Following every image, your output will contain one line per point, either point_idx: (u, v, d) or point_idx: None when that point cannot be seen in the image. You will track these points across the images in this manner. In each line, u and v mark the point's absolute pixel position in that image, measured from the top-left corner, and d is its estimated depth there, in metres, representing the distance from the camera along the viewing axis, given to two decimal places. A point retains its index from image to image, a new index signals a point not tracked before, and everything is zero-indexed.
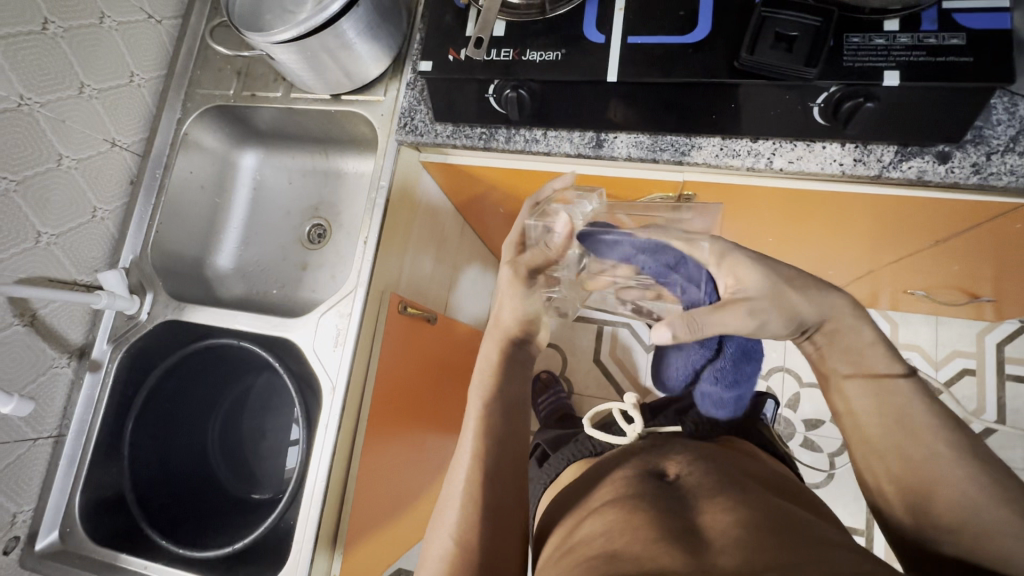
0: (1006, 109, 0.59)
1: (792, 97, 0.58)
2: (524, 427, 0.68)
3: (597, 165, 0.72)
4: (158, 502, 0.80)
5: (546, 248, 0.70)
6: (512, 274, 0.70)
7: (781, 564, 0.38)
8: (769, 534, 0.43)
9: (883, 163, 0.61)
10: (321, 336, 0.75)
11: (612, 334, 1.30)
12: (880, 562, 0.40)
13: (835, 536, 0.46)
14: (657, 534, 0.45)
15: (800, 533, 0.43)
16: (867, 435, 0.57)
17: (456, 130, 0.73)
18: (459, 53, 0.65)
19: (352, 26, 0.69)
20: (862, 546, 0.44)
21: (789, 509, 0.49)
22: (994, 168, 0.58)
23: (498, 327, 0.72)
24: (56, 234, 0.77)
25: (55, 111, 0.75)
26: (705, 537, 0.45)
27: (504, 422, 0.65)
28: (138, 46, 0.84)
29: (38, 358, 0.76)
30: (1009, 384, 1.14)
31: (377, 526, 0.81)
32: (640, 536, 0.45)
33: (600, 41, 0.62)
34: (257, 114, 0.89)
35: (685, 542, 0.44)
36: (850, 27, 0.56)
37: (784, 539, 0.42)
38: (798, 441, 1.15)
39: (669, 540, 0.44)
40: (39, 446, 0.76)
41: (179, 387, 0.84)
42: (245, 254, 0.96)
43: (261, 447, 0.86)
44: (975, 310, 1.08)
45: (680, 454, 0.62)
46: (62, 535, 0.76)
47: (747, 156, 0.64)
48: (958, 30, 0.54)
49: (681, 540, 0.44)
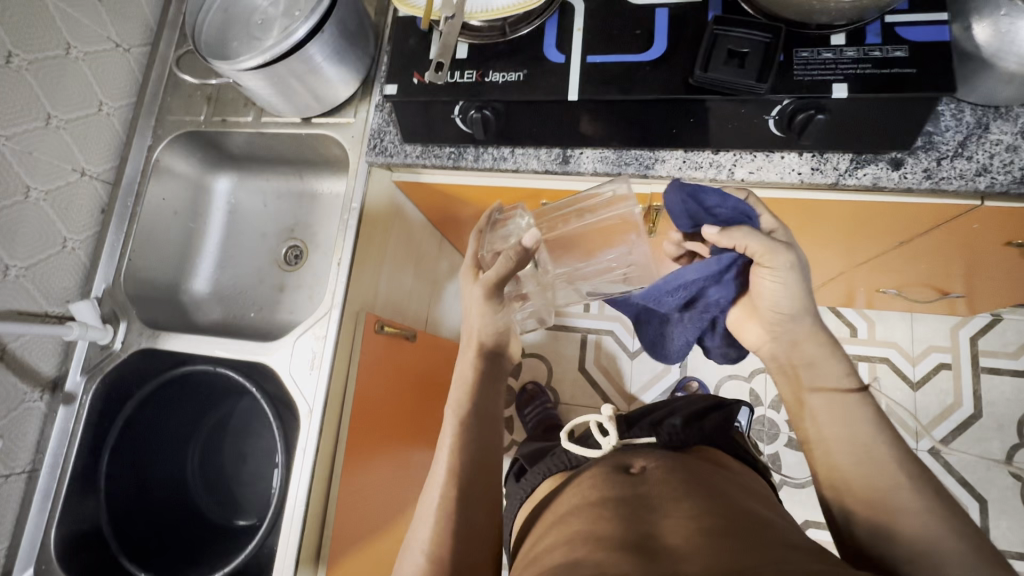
0: (953, 116, 0.61)
1: (747, 111, 0.60)
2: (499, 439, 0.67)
3: (565, 181, 0.73)
4: (137, 535, 0.79)
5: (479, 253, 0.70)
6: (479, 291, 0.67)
7: (738, 568, 0.38)
8: (724, 535, 0.44)
9: (840, 171, 0.63)
10: (296, 359, 0.75)
11: (596, 343, 1.31)
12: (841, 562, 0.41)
13: (789, 530, 0.48)
14: (618, 541, 0.45)
15: (760, 537, 0.44)
16: (834, 454, 0.58)
17: (427, 149, 0.74)
18: (423, 75, 0.66)
19: (318, 51, 0.70)
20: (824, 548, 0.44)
21: (749, 508, 0.51)
22: (945, 173, 0.60)
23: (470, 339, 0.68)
24: (25, 267, 0.76)
25: (22, 144, 0.75)
26: (668, 543, 0.45)
27: (476, 427, 0.66)
28: (106, 76, 0.85)
29: (10, 393, 0.75)
30: (984, 376, 1.16)
31: (358, 549, 0.80)
32: (606, 546, 0.45)
33: (560, 61, 0.63)
34: (230, 138, 0.89)
35: (650, 549, 0.44)
36: (799, 42, 0.58)
37: (747, 543, 0.42)
38: (782, 441, 1.16)
39: (631, 549, 0.44)
40: (11, 483, 0.75)
41: (156, 414, 0.83)
42: (221, 277, 0.96)
43: (242, 472, 0.86)
44: (947, 306, 1.11)
45: (648, 454, 0.64)
46: (38, 572, 0.75)
47: (709, 168, 0.66)
48: (901, 43, 0.56)
49: (647, 547, 0.44)
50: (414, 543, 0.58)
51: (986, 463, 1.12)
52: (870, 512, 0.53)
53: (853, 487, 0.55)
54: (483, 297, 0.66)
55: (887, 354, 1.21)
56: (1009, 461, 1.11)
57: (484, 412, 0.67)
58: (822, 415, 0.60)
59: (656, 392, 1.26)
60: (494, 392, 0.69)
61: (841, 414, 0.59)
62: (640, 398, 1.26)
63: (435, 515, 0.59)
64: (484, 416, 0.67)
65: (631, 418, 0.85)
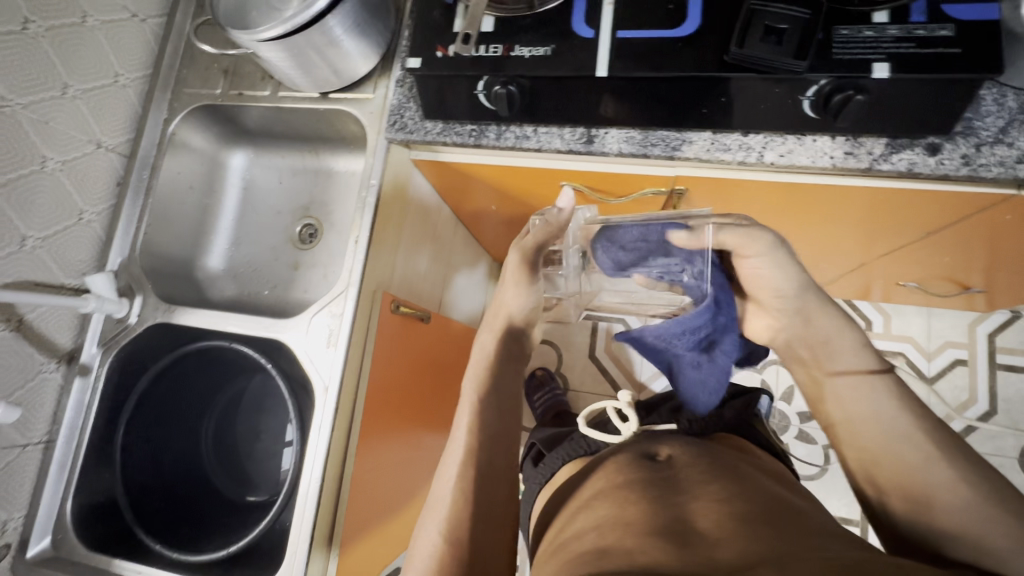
0: (995, 100, 0.59)
1: (781, 92, 0.58)
2: (516, 422, 0.68)
3: (588, 162, 0.72)
4: (152, 507, 0.79)
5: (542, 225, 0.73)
6: (518, 261, 0.73)
7: (772, 556, 0.37)
8: (756, 521, 0.43)
9: (874, 156, 0.61)
10: (313, 337, 0.74)
11: (607, 330, 1.30)
12: (875, 552, 0.40)
13: (823, 519, 0.47)
14: (645, 527, 0.45)
15: (790, 524, 0.43)
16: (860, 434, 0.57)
17: (447, 127, 0.72)
18: (447, 49, 0.64)
19: (339, 23, 0.68)
20: (856, 538, 0.44)
21: (780, 495, 0.50)
22: (984, 159, 0.59)
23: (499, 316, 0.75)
24: (42, 238, 0.76)
25: (40, 113, 0.74)
26: (696, 528, 0.44)
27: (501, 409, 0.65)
28: (122, 46, 0.83)
29: (27, 363, 0.75)
30: (1000, 374, 1.15)
31: (372, 527, 0.80)
32: (632, 531, 0.45)
33: (589, 36, 0.61)
34: (246, 113, 0.88)
35: (677, 534, 0.43)
36: (839, 20, 0.56)
37: (779, 531, 0.41)
38: (793, 433, 1.15)
39: (659, 534, 0.43)
40: (29, 452, 0.75)
41: (170, 389, 0.83)
42: (235, 254, 0.95)
43: (255, 450, 0.86)
44: (966, 301, 1.09)
45: (672, 442, 0.64)
46: (54, 541, 0.76)
47: (738, 150, 0.64)
48: (946, 22, 0.54)
49: (674, 532, 0.44)
50: (435, 525, 0.58)
51: (999, 460, 1.11)
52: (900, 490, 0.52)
53: (882, 469, 0.55)
54: (520, 271, 0.73)
55: (902, 349, 1.19)
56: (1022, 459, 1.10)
57: (501, 393, 0.68)
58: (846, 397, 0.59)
59: (666, 381, 1.25)
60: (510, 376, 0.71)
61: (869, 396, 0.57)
62: (649, 387, 1.25)
63: (459, 494, 0.59)
64: (501, 397, 0.68)
65: (649, 404, 0.85)
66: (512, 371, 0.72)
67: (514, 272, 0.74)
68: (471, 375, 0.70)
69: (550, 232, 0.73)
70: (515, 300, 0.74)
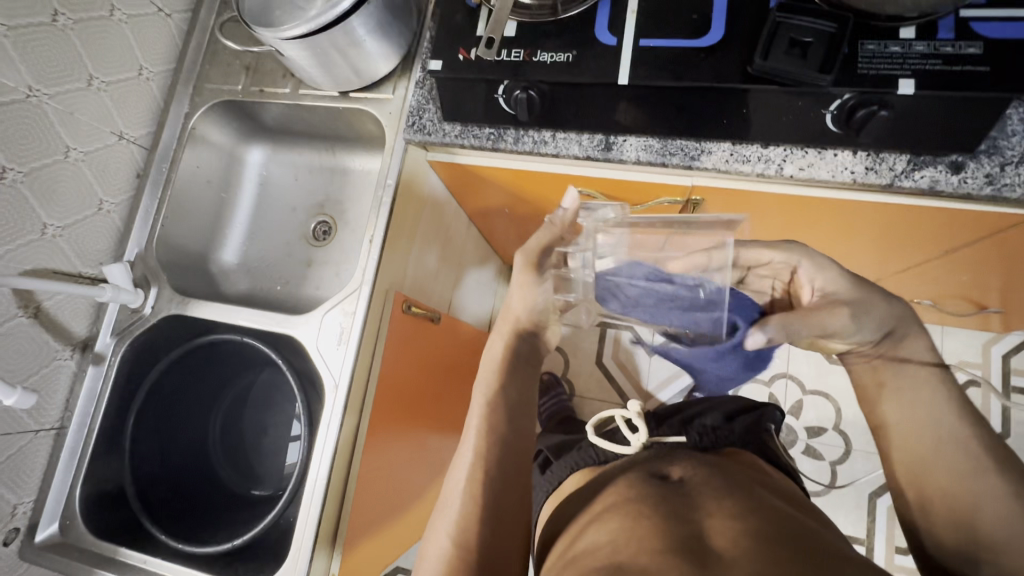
0: (1022, 120, 0.58)
1: (804, 105, 0.57)
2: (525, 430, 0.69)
3: (605, 169, 0.72)
4: (158, 497, 0.80)
5: (551, 226, 0.72)
6: (523, 264, 0.71)
7: None
8: (771, 542, 0.43)
9: (896, 172, 0.61)
10: (324, 334, 0.75)
11: (615, 338, 1.30)
12: None
13: (838, 542, 0.47)
14: (660, 544, 0.44)
15: (808, 548, 0.42)
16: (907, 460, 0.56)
17: (465, 130, 0.72)
18: (469, 52, 0.65)
19: (362, 24, 0.69)
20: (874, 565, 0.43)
21: (795, 516, 0.50)
22: (1008, 179, 0.58)
23: (509, 317, 0.73)
24: (62, 226, 0.77)
25: (64, 103, 0.75)
26: (711, 546, 0.43)
27: (509, 416, 0.66)
28: (148, 40, 0.84)
29: (42, 349, 0.76)
30: (1014, 395, 1.13)
31: (376, 527, 0.80)
32: (645, 548, 0.44)
33: (611, 44, 0.61)
34: (266, 110, 0.89)
35: (693, 552, 0.43)
36: (865, 34, 0.55)
37: (797, 554, 0.41)
38: (800, 448, 1.14)
39: (672, 553, 0.43)
40: (40, 438, 0.76)
41: (180, 381, 0.83)
42: (250, 249, 0.96)
43: (262, 444, 0.86)
44: (981, 321, 1.08)
45: (684, 462, 0.63)
46: (62, 528, 0.76)
47: (758, 162, 0.64)
48: (975, 39, 0.53)
49: (689, 550, 0.43)
50: (442, 530, 0.58)
51: None
52: (955, 516, 0.53)
53: (937, 491, 0.55)
54: (531, 278, 0.72)
55: None
56: None
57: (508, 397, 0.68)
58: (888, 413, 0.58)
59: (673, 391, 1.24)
60: (520, 381, 0.70)
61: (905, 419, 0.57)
62: (656, 396, 1.24)
63: (467, 501, 0.59)
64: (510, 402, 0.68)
65: (658, 416, 0.84)
66: (525, 374, 0.72)
67: (520, 274, 0.71)
68: (484, 381, 0.69)
69: (555, 232, 0.72)
70: (522, 301, 0.72)
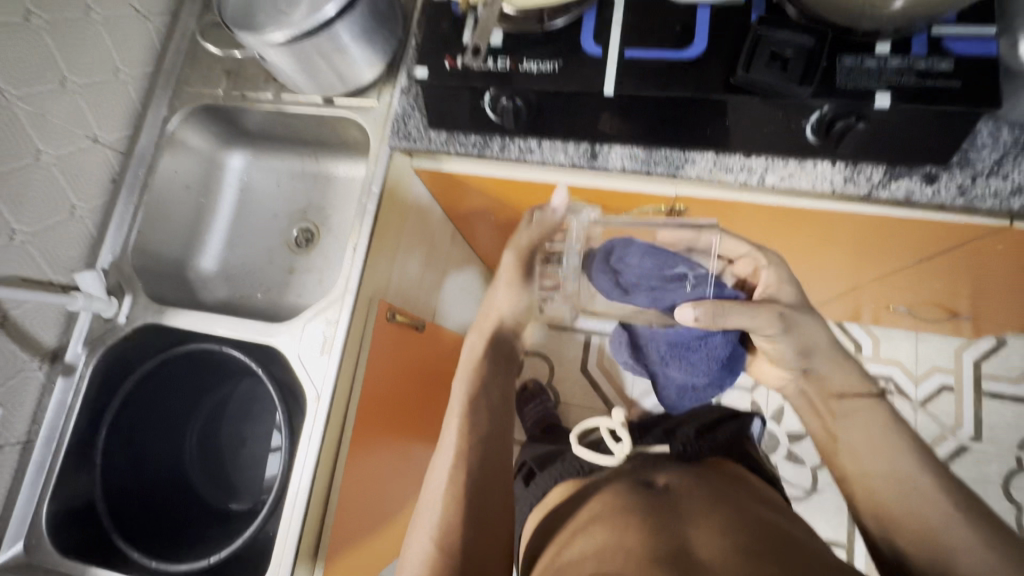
0: (991, 134, 0.60)
1: (785, 115, 0.59)
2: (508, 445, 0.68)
3: (589, 179, 0.71)
4: (131, 513, 0.77)
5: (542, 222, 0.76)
6: (512, 262, 0.77)
7: None
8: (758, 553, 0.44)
9: (872, 183, 0.63)
10: (306, 343, 0.73)
11: (599, 345, 1.30)
12: None
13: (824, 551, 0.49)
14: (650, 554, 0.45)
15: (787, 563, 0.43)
16: (876, 495, 0.63)
17: (451, 137, 0.72)
18: (455, 59, 0.64)
19: (347, 30, 0.69)
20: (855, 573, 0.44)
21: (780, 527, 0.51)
22: (979, 191, 0.60)
23: (489, 314, 0.77)
24: (31, 232, 0.74)
25: (34, 105, 0.73)
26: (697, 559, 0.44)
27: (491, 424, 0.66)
28: (124, 41, 0.83)
29: (9, 360, 0.73)
30: (985, 400, 1.16)
31: (359, 540, 0.78)
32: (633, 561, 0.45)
33: (597, 54, 0.62)
34: (247, 115, 0.88)
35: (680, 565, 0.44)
36: (843, 49, 0.57)
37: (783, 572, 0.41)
38: (782, 453, 1.16)
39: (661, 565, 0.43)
40: (5, 453, 0.73)
41: (155, 392, 0.81)
42: (230, 256, 0.94)
43: (241, 455, 0.84)
44: (953, 327, 1.11)
45: (669, 471, 0.64)
46: (27, 547, 0.73)
47: (739, 172, 0.65)
48: (946, 56, 0.55)
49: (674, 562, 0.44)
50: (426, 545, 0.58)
51: (984, 485, 1.12)
52: (915, 540, 0.58)
53: (896, 518, 0.60)
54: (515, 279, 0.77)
55: (889, 372, 1.20)
56: (1005, 484, 1.12)
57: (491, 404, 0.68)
58: (856, 448, 0.66)
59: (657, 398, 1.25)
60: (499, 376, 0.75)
61: (876, 451, 0.64)
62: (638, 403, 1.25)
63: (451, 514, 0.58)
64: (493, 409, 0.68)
65: (642, 427, 0.86)
66: (500, 369, 0.76)
67: (508, 274, 0.77)
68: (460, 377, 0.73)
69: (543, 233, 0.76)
70: (507, 301, 0.77)
